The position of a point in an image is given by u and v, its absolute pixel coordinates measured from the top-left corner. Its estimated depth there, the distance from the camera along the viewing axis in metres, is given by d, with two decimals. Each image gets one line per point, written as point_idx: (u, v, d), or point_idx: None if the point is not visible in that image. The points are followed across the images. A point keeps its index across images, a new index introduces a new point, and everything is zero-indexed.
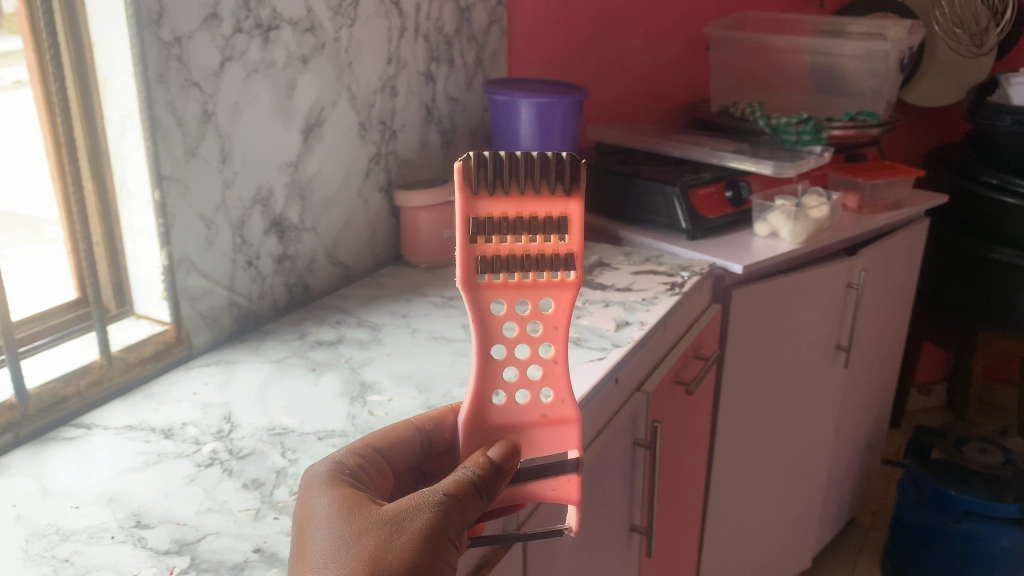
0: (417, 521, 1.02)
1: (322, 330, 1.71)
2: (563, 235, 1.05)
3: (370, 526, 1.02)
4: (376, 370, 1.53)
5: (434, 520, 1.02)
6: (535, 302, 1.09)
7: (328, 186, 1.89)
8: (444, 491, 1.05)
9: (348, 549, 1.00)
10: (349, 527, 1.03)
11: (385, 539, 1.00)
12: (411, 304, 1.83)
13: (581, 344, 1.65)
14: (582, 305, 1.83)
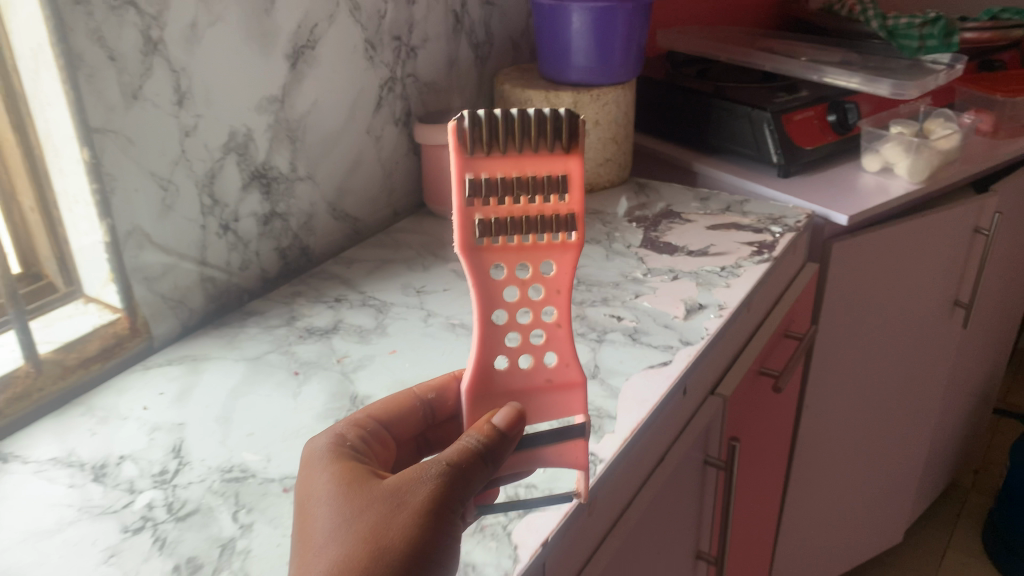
0: (419, 496, 0.88)
1: (318, 312, 1.39)
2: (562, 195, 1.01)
3: (367, 500, 0.89)
4: (373, 379, 1.20)
5: (437, 496, 0.88)
6: (536, 265, 1.04)
7: (327, 122, 1.52)
8: (447, 462, 0.90)
9: (345, 528, 0.87)
10: (345, 502, 0.89)
11: (383, 518, 0.86)
12: (429, 277, 1.49)
13: (640, 339, 1.28)
14: (644, 281, 1.45)
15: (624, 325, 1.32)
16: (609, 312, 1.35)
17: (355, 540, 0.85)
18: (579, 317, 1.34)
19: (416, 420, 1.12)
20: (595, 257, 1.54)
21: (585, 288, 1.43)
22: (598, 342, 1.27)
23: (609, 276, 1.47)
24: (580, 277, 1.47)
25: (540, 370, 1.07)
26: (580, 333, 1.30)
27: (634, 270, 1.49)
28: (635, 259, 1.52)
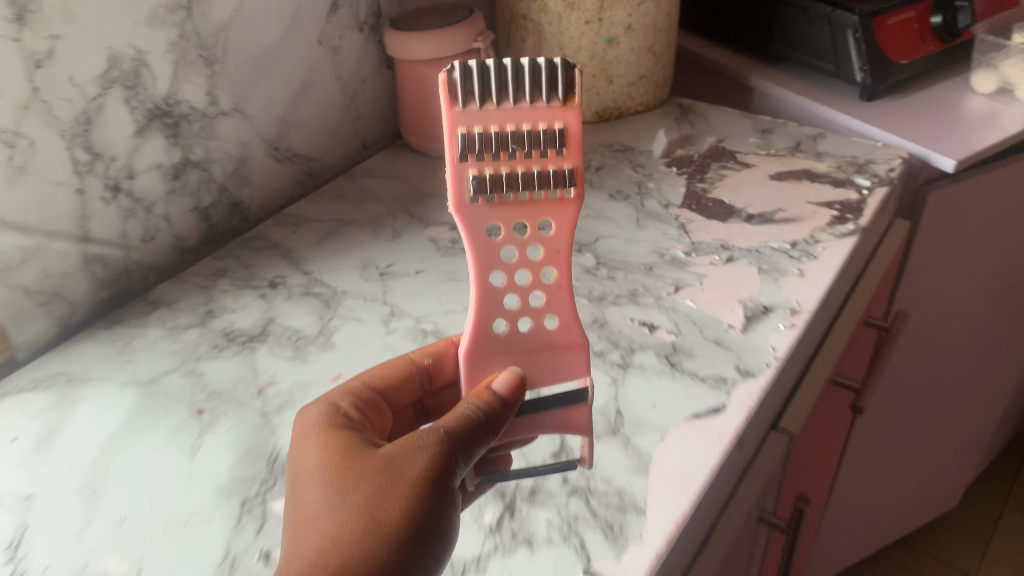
0: (414, 466, 0.72)
1: (245, 305, 1.03)
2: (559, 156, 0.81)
3: (353, 467, 0.73)
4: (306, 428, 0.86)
5: (434, 469, 0.72)
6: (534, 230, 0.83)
7: (260, 34, 1.11)
8: (444, 430, 0.74)
9: (328, 499, 0.70)
10: (326, 467, 0.73)
11: (375, 489, 0.70)
12: (399, 249, 1.12)
13: (680, 364, 0.92)
14: (687, 265, 1.07)
15: (660, 340, 0.95)
16: (639, 316, 0.99)
17: (340, 513, 0.69)
18: (597, 324, 0.98)
19: (412, 388, 0.93)
20: (620, 223, 1.16)
21: (606, 273, 1.06)
22: (622, 370, 0.92)
23: (640, 255, 1.09)
24: (600, 256, 1.09)
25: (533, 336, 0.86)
26: (599, 352, 0.94)
27: (673, 245, 1.11)
28: (675, 227, 1.14)
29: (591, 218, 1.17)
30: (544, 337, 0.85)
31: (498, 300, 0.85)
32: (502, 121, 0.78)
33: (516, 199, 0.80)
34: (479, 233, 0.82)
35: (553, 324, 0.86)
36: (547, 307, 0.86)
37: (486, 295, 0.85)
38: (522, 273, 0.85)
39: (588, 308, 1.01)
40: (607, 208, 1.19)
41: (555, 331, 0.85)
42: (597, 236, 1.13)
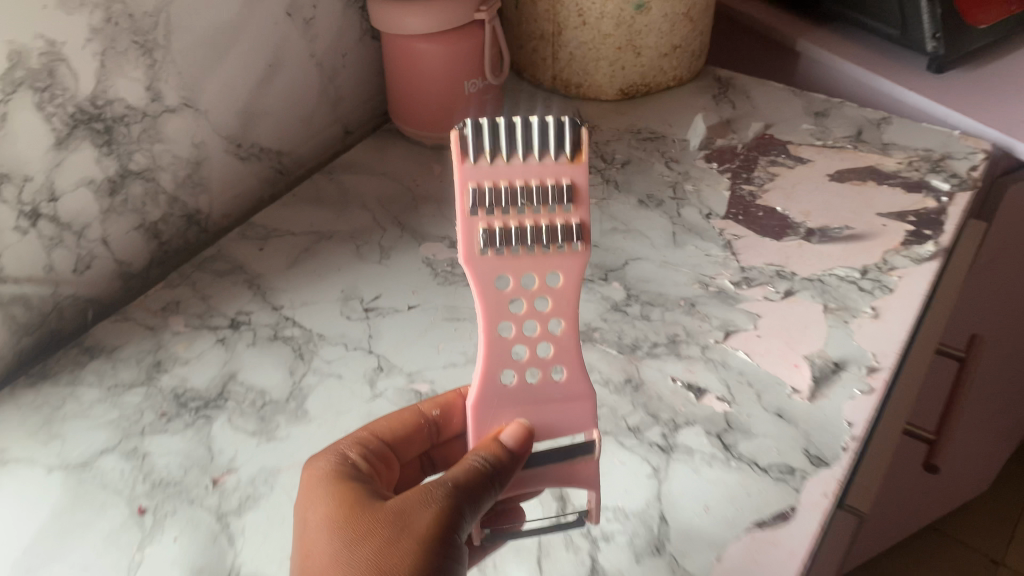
0: (418, 519, 0.63)
1: (201, 356, 0.85)
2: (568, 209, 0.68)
3: (354, 519, 0.64)
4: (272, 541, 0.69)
5: (442, 525, 0.62)
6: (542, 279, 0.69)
7: (212, 9, 0.89)
8: (452, 482, 0.65)
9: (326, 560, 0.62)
10: (327, 519, 0.64)
11: (375, 547, 0.61)
12: (387, 275, 0.93)
13: (734, 447, 0.75)
14: (738, 300, 0.88)
15: (710, 411, 0.78)
16: (683, 374, 0.81)
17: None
18: (631, 384, 0.80)
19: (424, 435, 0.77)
20: (653, 240, 0.96)
21: (640, 312, 0.87)
22: (665, 455, 0.74)
23: (680, 286, 0.90)
24: (631, 286, 0.90)
25: (543, 390, 0.72)
26: (635, 428, 0.76)
27: (719, 273, 0.92)
28: (720, 247, 0.95)
29: (618, 232, 0.98)
30: (554, 392, 0.72)
31: (506, 357, 0.72)
32: (511, 176, 0.67)
33: (530, 256, 0.68)
34: (489, 292, 0.70)
35: (564, 376, 0.72)
36: (555, 359, 0.72)
37: (490, 352, 0.71)
38: (534, 323, 0.72)
39: (619, 362, 0.82)
40: (636, 220, 0.99)
41: (569, 383, 0.72)
42: (625, 258, 0.94)
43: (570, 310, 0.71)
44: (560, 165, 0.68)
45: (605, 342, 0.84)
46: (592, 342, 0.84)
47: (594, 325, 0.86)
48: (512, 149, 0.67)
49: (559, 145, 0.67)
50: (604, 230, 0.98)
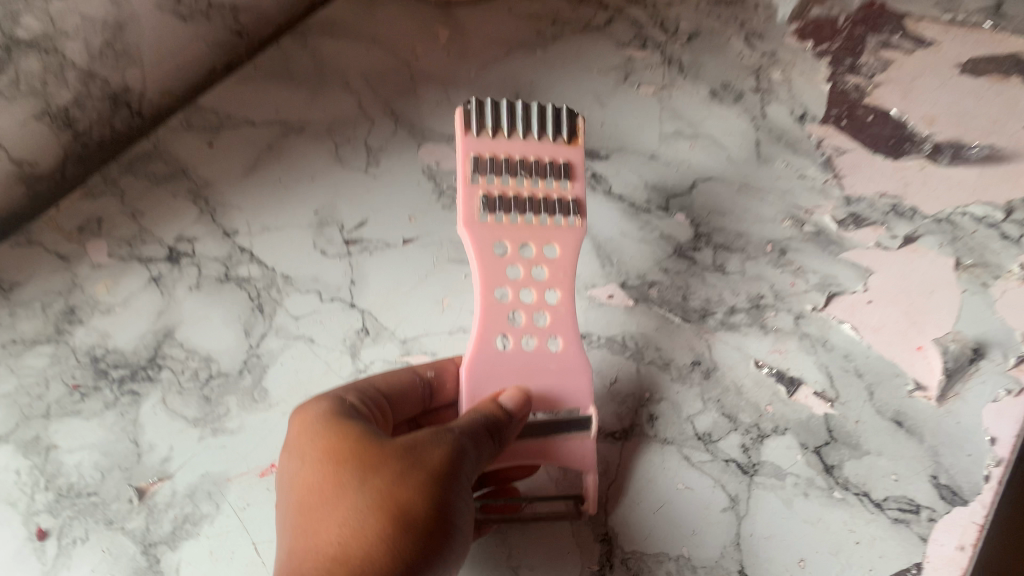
0: (425, 453, 0.48)
1: (128, 302, 0.64)
2: (566, 184, 0.58)
3: (341, 447, 0.48)
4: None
5: (455, 465, 0.48)
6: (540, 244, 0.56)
7: None
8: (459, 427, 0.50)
9: (311, 508, 0.46)
10: (307, 457, 0.49)
11: (372, 483, 0.46)
12: (376, 191, 0.71)
13: (836, 471, 0.56)
14: (843, 249, 0.66)
15: (806, 415, 0.58)
16: (770, 358, 0.60)
17: (327, 521, 0.45)
18: (701, 369, 0.60)
19: (416, 401, 0.59)
20: (730, 152, 0.73)
21: (713, 261, 0.66)
22: (744, 479, 0.55)
23: (765, 224, 0.68)
24: (700, 222, 0.68)
25: (537, 359, 0.55)
26: (706, 435, 0.57)
27: (817, 206, 0.69)
28: (818, 167, 0.71)
29: (683, 138, 0.74)
30: (550, 362, 0.55)
31: (503, 322, 0.55)
32: (511, 151, 0.57)
33: (526, 229, 0.56)
34: (483, 257, 0.56)
35: (562, 344, 0.56)
36: (553, 326, 0.56)
37: (483, 317, 0.55)
38: (531, 290, 0.56)
39: (685, 335, 0.62)
40: (707, 121, 0.75)
41: (569, 355, 0.56)
42: (693, 178, 0.71)
43: (571, 281, 0.57)
44: (560, 147, 0.58)
45: (665, 304, 0.63)
46: (649, 303, 0.63)
47: (651, 278, 0.65)
48: (513, 125, 0.58)
49: (560, 125, 0.59)
50: (664, 135, 0.74)
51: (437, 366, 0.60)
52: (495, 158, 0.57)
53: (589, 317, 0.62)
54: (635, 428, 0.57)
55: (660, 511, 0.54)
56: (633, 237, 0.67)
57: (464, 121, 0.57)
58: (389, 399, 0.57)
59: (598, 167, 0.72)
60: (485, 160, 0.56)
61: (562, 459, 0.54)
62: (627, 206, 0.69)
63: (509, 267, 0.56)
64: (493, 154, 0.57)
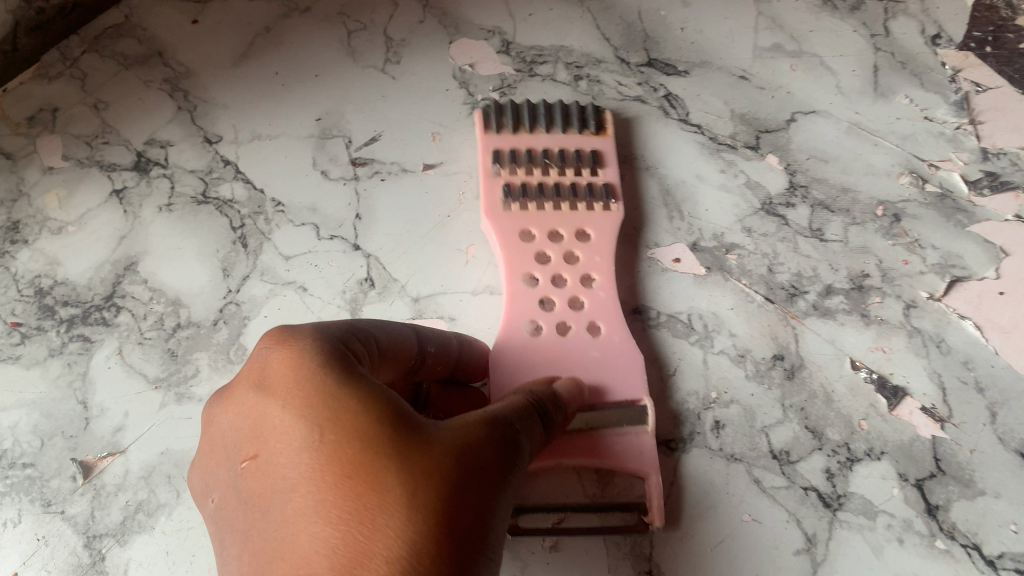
0: (478, 445, 0.30)
1: (84, 221, 0.52)
2: (598, 175, 0.52)
3: (352, 417, 0.29)
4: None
5: (516, 465, 0.32)
6: (571, 229, 0.50)
7: None
8: (507, 412, 0.34)
9: (314, 517, 0.27)
10: (286, 434, 0.29)
11: (421, 483, 0.28)
12: (395, 98, 0.57)
13: (942, 514, 0.44)
14: (973, 220, 0.52)
15: (908, 437, 0.46)
16: (870, 358, 0.48)
17: (358, 546, 0.26)
18: (783, 367, 0.48)
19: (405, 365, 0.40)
20: (840, 80, 0.58)
21: (809, 224, 0.53)
22: (825, 515, 0.44)
23: (877, 178, 0.54)
24: (796, 169, 0.55)
25: (574, 345, 0.45)
26: (783, 454, 0.46)
27: (945, 158, 0.55)
28: (950, 109, 0.56)
29: (782, 57, 0.59)
30: (591, 349, 0.45)
31: (534, 308, 0.47)
32: (536, 144, 0.52)
33: (556, 217, 0.50)
34: (507, 245, 0.49)
35: (603, 330, 0.46)
36: (591, 312, 0.47)
37: (509, 305, 0.47)
38: (563, 276, 0.48)
39: (766, 319, 0.50)
40: (814, 35, 0.60)
41: (612, 340, 0.46)
42: (791, 111, 0.57)
43: (608, 264, 0.49)
44: (588, 138, 0.53)
45: (745, 276, 0.51)
46: (725, 274, 0.51)
47: (729, 241, 0.52)
48: (537, 118, 0.53)
49: (587, 118, 0.54)
50: (759, 51, 0.59)
51: (438, 341, 0.43)
52: (517, 150, 0.52)
53: (650, 288, 0.50)
54: (691, 441, 0.46)
55: (718, 550, 0.43)
56: (712, 183, 0.54)
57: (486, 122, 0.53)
58: (381, 345, 0.38)
59: (675, 85, 0.58)
60: (507, 152, 0.51)
61: (611, 458, 0.43)
62: (706, 142, 0.55)
63: (537, 253, 0.49)
64: (516, 147, 0.52)
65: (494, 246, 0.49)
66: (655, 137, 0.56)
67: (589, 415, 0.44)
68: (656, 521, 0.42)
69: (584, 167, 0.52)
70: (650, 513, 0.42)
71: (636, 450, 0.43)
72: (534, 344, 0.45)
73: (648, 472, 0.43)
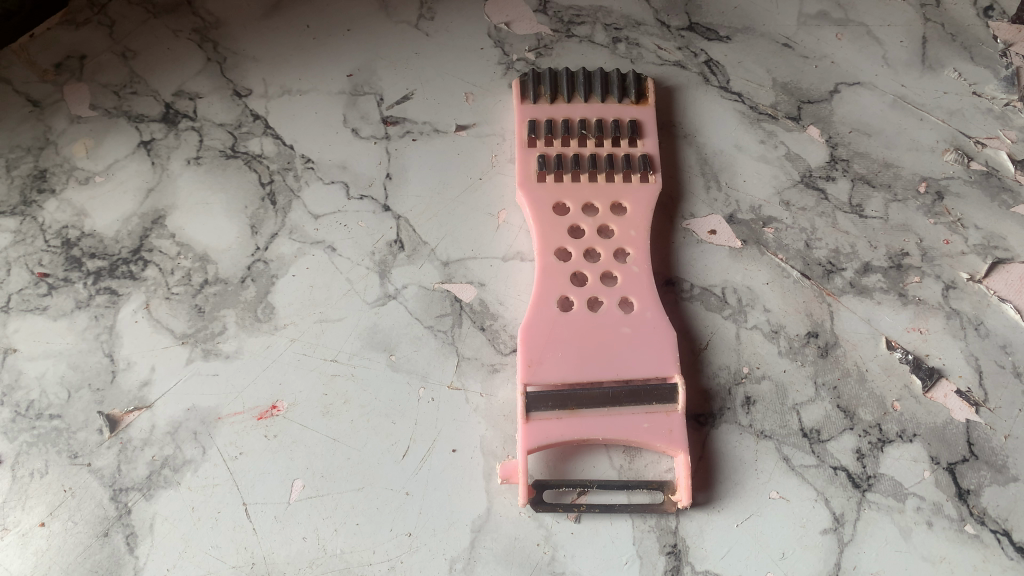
0: None
1: (111, 172, 0.52)
2: (634, 146, 0.51)
3: None
4: (194, 563, 0.41)
5: None
6: (606, 201, 0.49)
7: None
8: None
9: None
10: None
11: None
12: (428, 56, 0.56)
13: (973, 500, 0.43)
14: (1018, 201, 0.51)
15: (942, 419, 0.45)
16: (906, 338, 0.47)
17: None
18: (817, 345, 0.47)
19: None
20: (887, 51, 0.56)
21: (849, 199, 0.52)
22: (854, 496, 0.44)
23: (921, 154, 0.53)
24: (838, 141, 0.53)
25: (606, 319, 0.45)
26: (813, 433, 0.45)
27: (992, 136, 0.53)
28: (999, 84, 0.55)
29: (827, 25, 0.58)
30: (623, 325, 0.45)
31: (566, 282, 0.46)
32: (572, 114, 0.52)
33: (590, 188, 0.49)
34: (541, 217, 0.48)
35: (636, 306, 0.46)
36: (624, 286, 0.46)
37: (540, 277, 0.47)
38: (597, 249, 0.48)
39: (802, 295, 0.49)
40: (861, 3, 0.58)
41: (645, 317, 0.45)
42: (835, 81, 0.55)
43: (644, 238, 0.48)
44: (626, 107, 0.52)
45: (782, 251, 0.50)
46: (762, 247, 0.50)
47: (767, 214, 0.51)
48: (575, 88, 0.52)
49: (627, 86, 0.53)
50: (804, 18, 0.58)
51: None
52: (553, 121, 0.51)
53: (683, 260, 0.49)
54: (722, 417, 0.45)
55: (744, 526, 0.43)
56: (752, 152, 0.53)
57: (523, 94, 0.53)
58: None
59: (716, 50, 0.56)
60: (543, 122, 0.51)
61: (643, 436, 0.42)
62: (747, 110, 0.54)
63: (571, 226, 0.48)
64: (552, 117, 0.52)
65: (529, 217, 0.49)
66: (695, 104, 0.55)
67: (622, 388, 0.43)
68: (683, 502, 0.42)
69: (620, 139, 0.51)
70: (679, 493, 0.42)
71: (669, 430, 0.43)
72: (566, 319, 0.45)
73: (679, 452, 0.42)
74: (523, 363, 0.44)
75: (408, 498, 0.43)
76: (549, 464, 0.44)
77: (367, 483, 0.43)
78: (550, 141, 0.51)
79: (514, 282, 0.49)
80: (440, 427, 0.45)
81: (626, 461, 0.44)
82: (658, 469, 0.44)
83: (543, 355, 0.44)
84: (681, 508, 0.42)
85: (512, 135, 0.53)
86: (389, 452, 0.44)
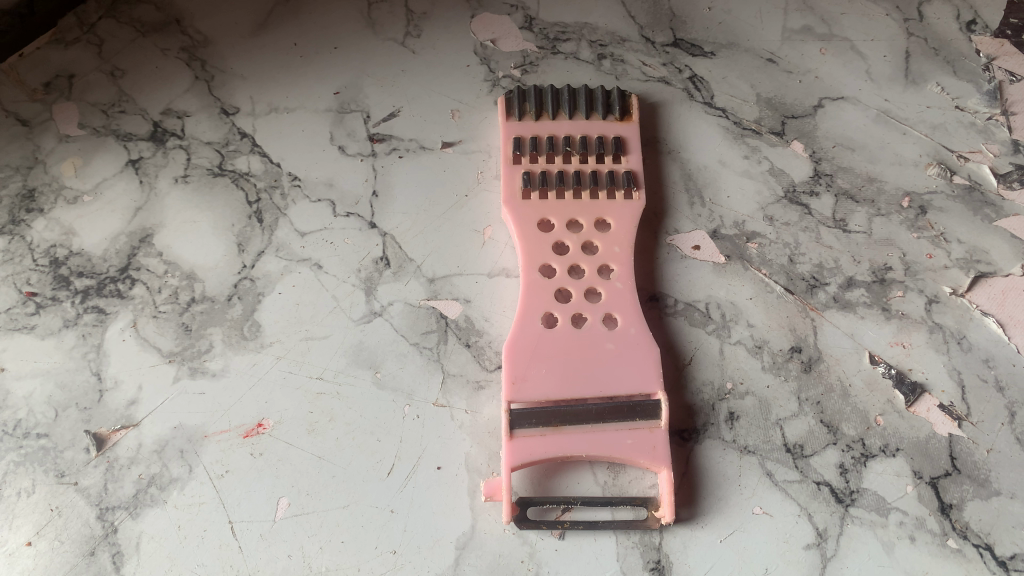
0: None
1: (99, 191, 0.52)
2: (617, 162, 0.51)
3: None
4: None
5: None
6: (590, 217, 0.49)
7: None
8: None
9: None
10: None
11: None
12: (414, 73, 0.56)
13: (956, 514, 0.44)
14: (1001, 214, 0.51)
15: (925, 434, 0.46)
16: (889, 353, 0.48)
17: None
18: (800, 360, 0.48)
19: None
20: (871, 66, 0.57)
21: (832, 214, 0.52)
22: (837, 510, 0.44)
23: (904, 168, 0.53)
24: (822, 156, 0.54)
25: (589, 336, 0.45)
26: (797, 448, 0.45)
27: (974, 150, 0.54)
28: (982, 98, 0.55)
29: (811, 40, 0.58)
30: (606, 341, 0.45)
31: (551, 299, 0.47)
32: (557, 132, 0.52)
33: (575, 205, 0.50)
34: (526, 233, 0.49)
35: (620, 322, 0.46)
36: (608, 303, 0.47)
37: (525, 294, 0.47)
38: (582, 265, 0.48)
39: (786, 311, 0.49)
40: (845, 18, 0.59)
41: (628, 334, 0.46)
42: (819, 96, 0.56)
43: (628, 254, 0.48)
44: (611, 124, 0.53)
45: (765, 266, 0.50)
46: (745, 263, 0.50)
47: (751, 229, 0.51)
48: (559, 106, 0.53)
49: (611, 103, 0.53)
50: (788, 33, 0.58)
51: None
52: (538, 137, 0.52)
53: (667, 275, 0.50)
54: (706, 433, 0.46)
55: (728, 541, 0.43)
56: (736, 168, 0.53)
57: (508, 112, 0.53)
58: None
59: (701, 66, 0.57)
60: (529, 140, 0.51)
61: (626, 453, 0.43)
62: (731, 126, 0.55)
63: (556, 243, 0.49)
64: (537, 134, 0.52)
65: (515, 233, 0.49)
66: (679, 120, 0.55)
67: (604, 405, 0.43)
68: (666, 518, 0.42)
69: (604, 155, 0.52)
70: (662, 510, 0.42)
71: (651, 446, 0.43)
72: (549, 336, 0.45)
73: (662, 468, 0.43)
74: (507, 381, 0.44)
75: (393, 516, 0.43)
76: (533, 481, 0.44)
77: (352, 502, 0.43)
78: (535, 158, 0.51)
79: (499, 298, 0.49)
80: (425, 444, 0.45)
81: (610, 478, 0.44)
82: (642, 485, 0.44)
83: (526, 372, 0.44)
84: (665, 524, 0.42)
85: (498, 152, 0.54)
86: (375, 469, 0.44)
